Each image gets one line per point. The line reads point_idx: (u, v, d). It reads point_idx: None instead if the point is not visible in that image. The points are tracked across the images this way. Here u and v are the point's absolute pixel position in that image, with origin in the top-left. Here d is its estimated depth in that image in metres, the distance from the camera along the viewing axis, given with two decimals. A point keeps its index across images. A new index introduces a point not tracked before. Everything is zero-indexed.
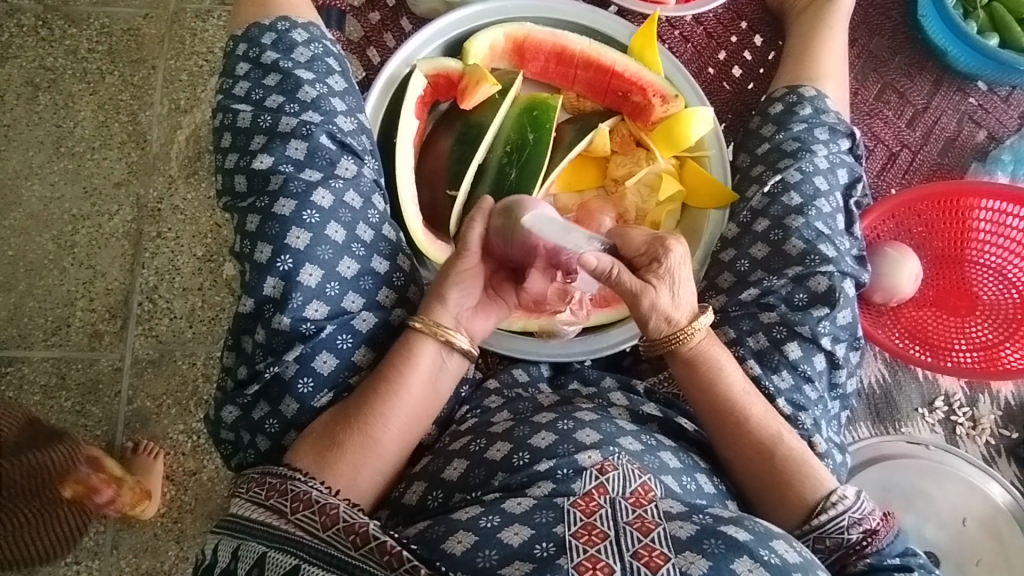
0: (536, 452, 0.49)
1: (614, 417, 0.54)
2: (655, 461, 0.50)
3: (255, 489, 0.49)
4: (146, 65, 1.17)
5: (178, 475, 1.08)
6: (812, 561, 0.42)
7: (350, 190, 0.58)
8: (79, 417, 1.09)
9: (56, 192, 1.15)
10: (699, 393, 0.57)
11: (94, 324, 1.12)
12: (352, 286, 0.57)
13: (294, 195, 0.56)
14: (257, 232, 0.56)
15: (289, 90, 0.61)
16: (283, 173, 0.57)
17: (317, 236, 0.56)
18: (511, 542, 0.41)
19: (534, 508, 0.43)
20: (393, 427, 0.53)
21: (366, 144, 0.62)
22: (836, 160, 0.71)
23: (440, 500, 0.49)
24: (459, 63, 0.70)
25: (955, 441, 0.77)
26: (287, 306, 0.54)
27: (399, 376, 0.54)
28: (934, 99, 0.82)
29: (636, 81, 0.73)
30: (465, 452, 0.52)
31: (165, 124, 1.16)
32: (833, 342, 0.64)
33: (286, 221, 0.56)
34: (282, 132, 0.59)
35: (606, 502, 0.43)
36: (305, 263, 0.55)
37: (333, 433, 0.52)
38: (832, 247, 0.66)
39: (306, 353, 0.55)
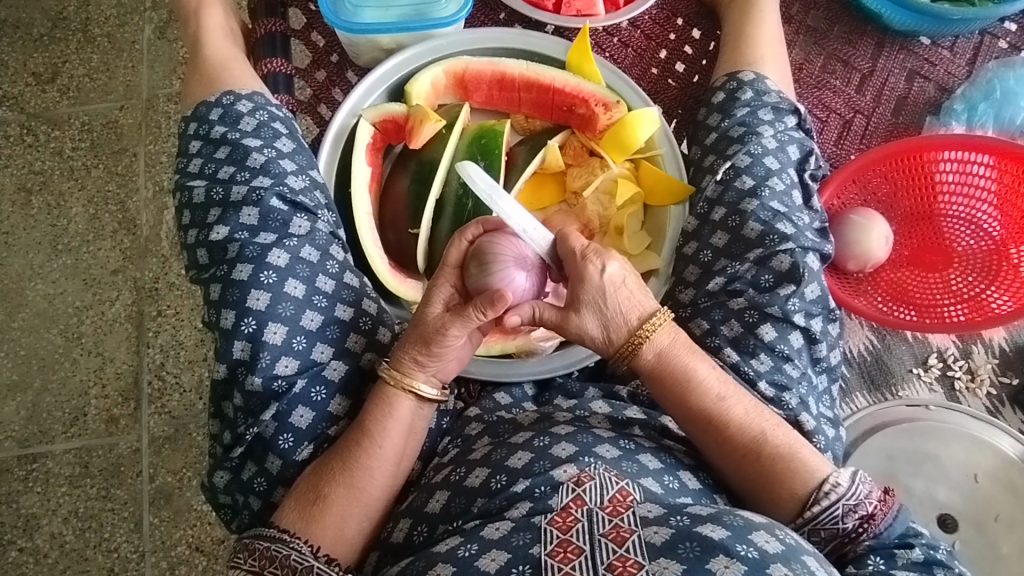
0: (512, 473, 0.51)
1: (591, 427, 0.57)
2: (633, 465, 0.53)
3: (243, 557, 0.51)
4: (128, 154, 1.22)
5: (207, 545, 1.11)
6: (794, 547, 0.44)
7: (305, 246, 0.60)
8: (106, 501, 1.13)
9: (58, 287, 1.19)
10: (673, 399, 0.57)
11: (108, 409, 1.15)
12: (319, 336, 0.58)
13: (250, 259, 0.59)
14: (220, 299, 0.58)
15: (239, 159, 0.63)
16: (239, 241, 0.60)
17: (277, 295, 0.58)
18: (488, 569, 0.43)
19: (512, 531, 0.45)
20: (376, 476, 0.54)
21: (320, 199, 0.65)
22: (785, 137, 0.71)
23: (424, 535, 0.51)
24: (403, 106, 0.73)
25: (956, 398, 0.76)
26: (257, 367, 0.56)
27: (376, 427, 0.55)
28: (879, 61, 0.83)
29: (577, 94, 0.74)
30: (446, 483, 0.54)
31: (153, 206, 1.21)
32: (807, 318, 0.64)
33: (246, 285, 0.58)
34: (235, 201, 0.61)
35: (582, 514, 0.45)
36: (269, 322, 0.57)
37: (317, 488, 0.54)
38: (790, 225, 0.66)
39: (282, 409, 0.56)
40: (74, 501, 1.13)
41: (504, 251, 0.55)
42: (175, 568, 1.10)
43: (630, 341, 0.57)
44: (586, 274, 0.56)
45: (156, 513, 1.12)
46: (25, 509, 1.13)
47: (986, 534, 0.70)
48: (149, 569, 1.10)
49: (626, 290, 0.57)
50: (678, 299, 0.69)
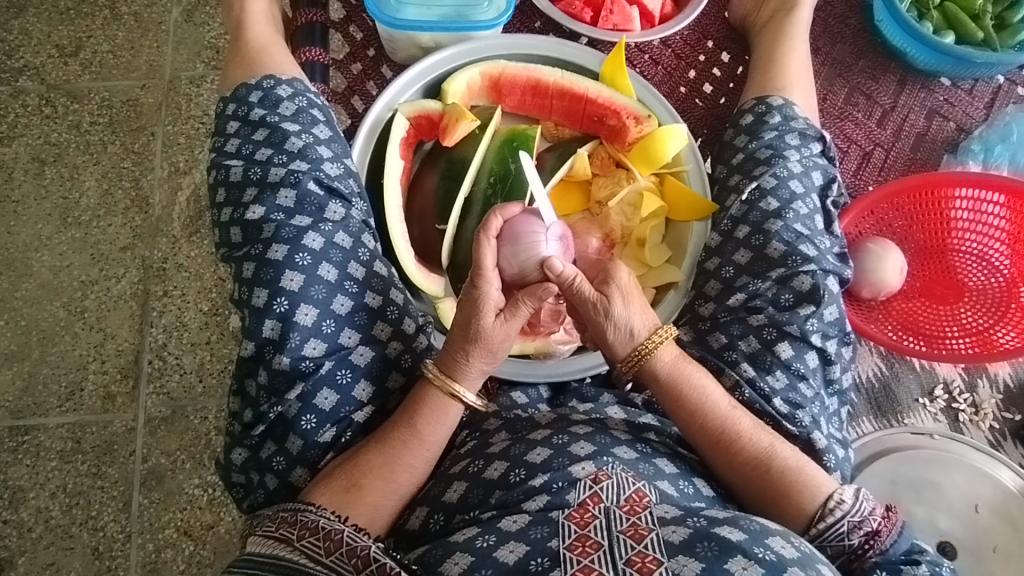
0: (532, 468, 0.52)
1: (609, 428, 0.58)
2: (650, 468, 0.54)
3: (269, 524, 0.52)
4: (146, 132, 1.23)
5: (196, 530, 1.10)
6: (809, 553, 0.45)
7: (339, 232, 0.61)
8: (96, 478, 1.12)
9: (65, 260, 1.19)
10: (683, 415, 0.58)
11: (106, 386, 1.15)
12: (347, 322, 0.59)
13: (286, 240, 0.59)
14: (253, 277, 0.59)
15: (277, 142, 0.64)
16: (275, 222, 0.60)
17: (310, 277, 0.59)
18: (507, 560, 0.44)
19: (530, 525, 0.46)
20: (414, 472, 0.56)
21: (354, 186, 0.65)
22: (810, 163, 0.74)
23: (440, 523, 0.53)
24: (439, 103, 0.74)
25: (959, 428, 0.77)
26: (286, 346, 0.57)
27: (422, 425, 0.57)
28: (900, 98, 0.85)
29: (609, 106, 0.76)
30: (465, 474, 0.55)
31: (167, 186, 1.21)
32: (823, 339, 0.66)
33: (280, 265, 0.59)
34: (272, 182, 0.62)
35: (600, 512, 0.46)
36: (301, 303, 0.58)
37: (353, 477, 0.55)
38: (812, 247, 0.69)
39: (307, 390, 0.57)
40: (63, 476, 1.12)
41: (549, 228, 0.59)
42: (161, 552, 1.09)
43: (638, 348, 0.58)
44: (610, 266, 0.58)
45: (146, 495, 1.12)
46: (12, 481, 1.12)
47: (983, 565, 0.71)
48: (134, 551, 1.09)
49: (636, 300, 0.58)
50: (697, 312, 0.70)
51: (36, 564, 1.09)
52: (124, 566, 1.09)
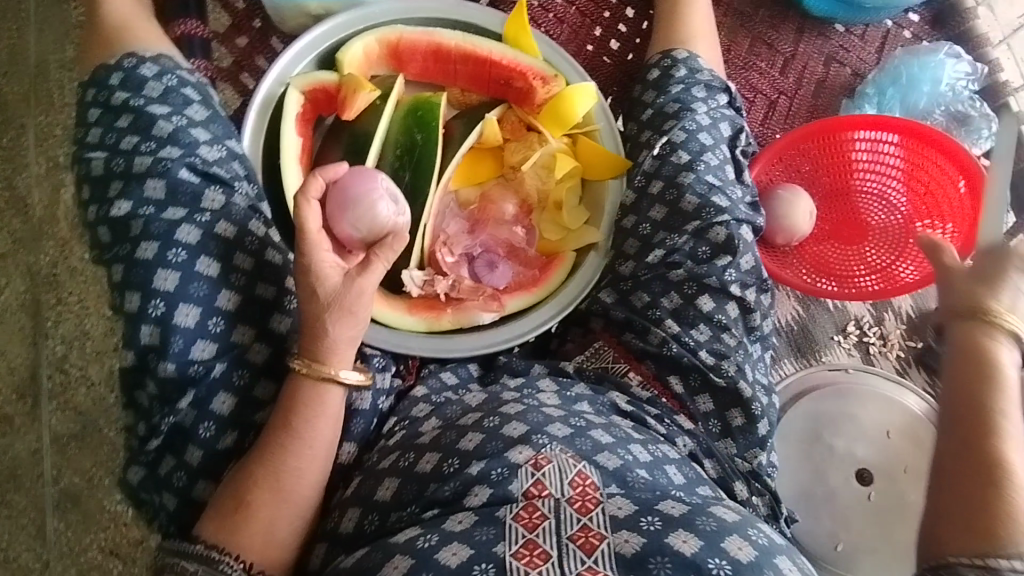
0: (465, 455, 0.52)
1: (541, 405, 0.58)
2: (587, 443, 0.54)
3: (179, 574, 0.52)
4: (13, 125, 1.12)
5: (123, 548, 1.04)
6: (767, 547, 0.47)
7: (219, 222, 0.59)
8: (2, 508, 1.04)
9: None
10: (967, 372, 0.54)
11: (1, 407, 1.07)
12: (237, 318, 0.59)
13: (156, 237, 0.57)
14: (124, 281, 0.57)
15: (143, 128, 0.60)
16: (143, 217, 0.58)
17: (187, 275, 0.57)
18: (449, 563, 0.45)
19: (475, 526, 0.47)
20: (307, 477, 0.56)
21: (238, 170, 0.63)
22: (716, 114, 0.75)
23: (376, 523, 0.53)
24: (334, 75, 0.69)
25: (871, 360, 0.81)
26: (170, 353, 0.56)
27: (305, 423, 0.56)
28: (800, 45, 0.87)
29: (514, 68, 0.74)
30: (395, 470, 0.55)
31: (46, 184, 1.12)
32: (742, 289, 0.67)
33: (151, 266, 0.56)
34: (137, 174, 0.58)
35: (549, 510, 0.47)
36: (179, 304, 0.56)
37: (241, 494, 0.55)
38: (724, 198, 0.70)
39: (200, 396, 0.57)
40: None
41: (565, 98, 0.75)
42: None
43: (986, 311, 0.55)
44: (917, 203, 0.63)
45: (61, 518, 1.04)
46: None
47: (899, 486, 0.74)
48: None
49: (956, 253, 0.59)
50: (617, 272, 0.70)
51: None
52: None
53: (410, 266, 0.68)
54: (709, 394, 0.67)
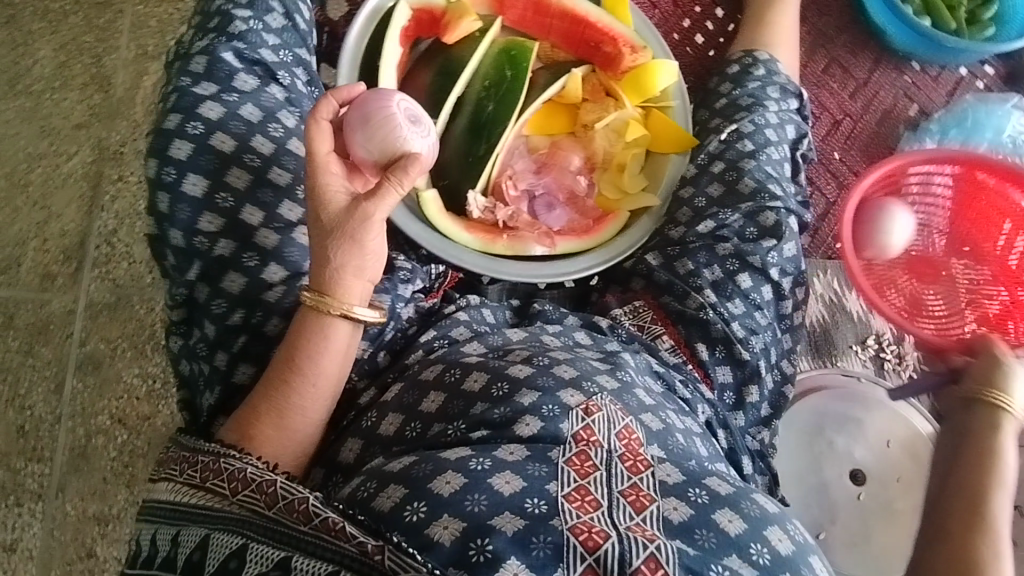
0: (515, 382, 0.56)
1: (587, 355, 0.62)
2: (633, 399, 0.58)
3: (189, 472, 0.52)
4: (113, 8, 1.18)
5: (132, 420, 1.08)
6: (803, 542, 0.49)
7: (246, 111, 0.67)
8: (27, 358, 1.08)
9: (11, 130, 1.14)
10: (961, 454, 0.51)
11: (46, 265, 1.10)
12: (243, 202, 0.65)
13: (182, 110, 0.65)
14: (151, 142, 0.66)
15: (222, 26, 0.69)
16: (179, 90, 0.66)
17: (200, 148, 0.64)
18: (502, 489, 0.47)
19: (527, 460, 0.49)
20: (308, 413, 0.58)
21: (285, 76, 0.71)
22: (785, 116, 0.78)
23: (417, 431, 0.56)
24: (443, 0, 0.74)
25: (883, 374, 0.84)
26: (176, 220, 0.64)
27: (307, 364, 0.57)
28: (874, 74, 0.90)
29: (607, 32, 0.78)
30: (441, 385, 0.58)
31: (131, 68, 1.17)
32: (780, 274, 0.71)
33: (171, 134, 0.65)
34: (192, 57, 0.67)
35: (600, 461, 0.50)
36: (188, 175, 0.64)
37: (246, 428, 0.57)
38: (779, 188, 0.74)
39: (206, 267, 0.64)
40: None
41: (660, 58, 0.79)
42: (92, 438, 1.07)
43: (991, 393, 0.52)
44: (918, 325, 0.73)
45: (81, 379, 1.08)
46: None
47: (887, 492, 0.77)
48: (64, 434, 1.06)
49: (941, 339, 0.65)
50: (667, 236, 0.74)
51: None
52: (51, 447, 1.06)
53: (476, 189, 0.73)
54: (729, 365, 0.69)
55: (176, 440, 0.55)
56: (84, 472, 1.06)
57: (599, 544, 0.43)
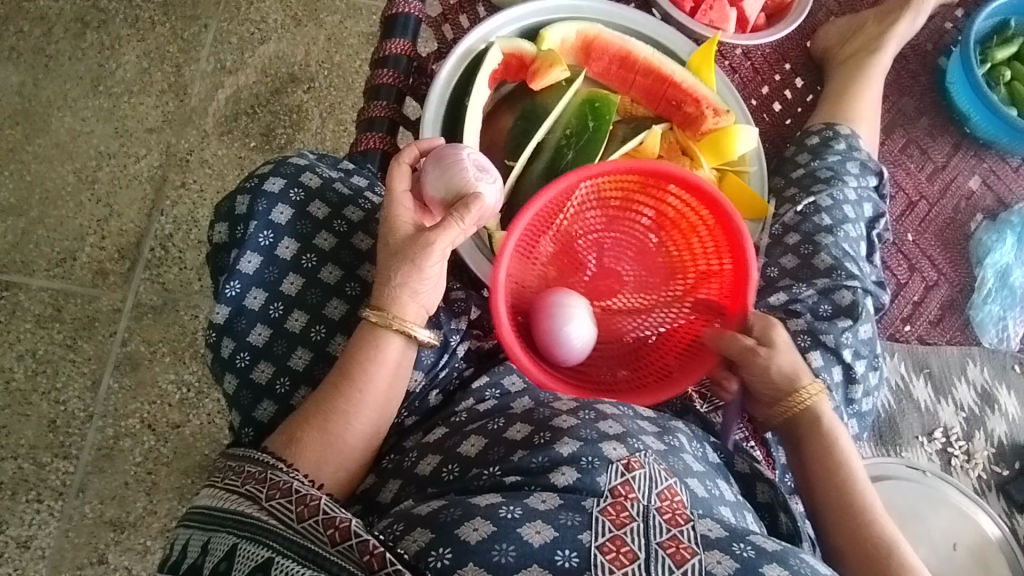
0: (557, 432, 0.52)
1: (636, 415, 0.57)
2: (679, 462, 0.53)
3: (231, 478, 0.49)
4: (199, 23, 1.22)
5: (161, 426, 1.07)
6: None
7: (315, 203, 0.62)
8: (69, 352, 1.08)
9: (86, 127, 1.16)
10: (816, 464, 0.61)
11: (101, 262, 1.11)
12: (296, 303, 0.60)
13: (255, 216, 0.60)
14: (221, 252, 0.62)
15: (331, 162, 0.68)
16: (251, 194, 0.62)
17: (268, 258, 0.60)
18: (532, 541, 0.42)
19: (560, 509, 0.44)
20: (356, 424, 0.56)
21: (361, 183, 0.67)
22: (863, 194, 0.77)
23: (456, 473, 0.52)
24: (534, 47, 0.75)
25: (949, 471, 0.81)
26: (233, 330, 0.59)
27: (363, 372, 0.56)
28: (953, 159, 0.87)
29: (690, 93, 0.78)
30: (483, 431, 0.55)
31: (208, 81, 1.21)
32: (853, 357, 0.69)
33: (242, 244, 0.60)
34: (266, 171, 0.63)
35: (637, 513, 0.45)
36: (251, 287, 0.60)
37: (293, 431, 0.55)
38: (856, 267, 0.72)
39: (275, 358, 0.60)
40: (35, 340, 1.08)
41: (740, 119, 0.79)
42: (119, 440, 1.06)
43: (799, 393, 0.63)
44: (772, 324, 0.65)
45: (118, 378, 1.08)
46: None
47: None
48: (92, 433, 1.05)
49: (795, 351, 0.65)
50: None
51: None
52: (78, 445, 1.05)
53: None
54: None
55: (226, 452, 0.53)
56: (106, 473, 1.04)
57: None
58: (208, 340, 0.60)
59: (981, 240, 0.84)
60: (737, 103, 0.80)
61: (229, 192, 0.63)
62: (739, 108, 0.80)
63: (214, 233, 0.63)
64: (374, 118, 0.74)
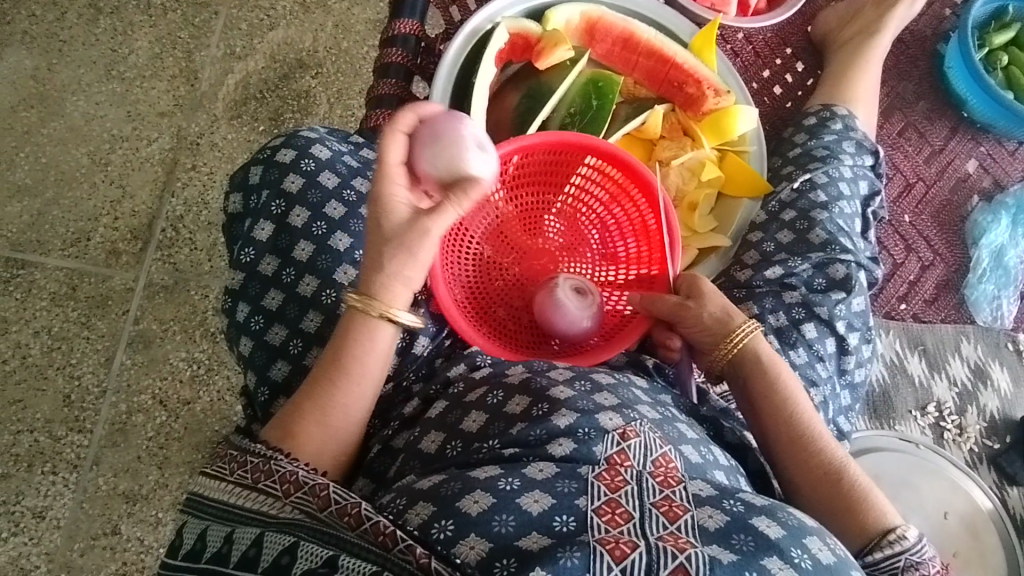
0: (555, 403, 0.51)
1: (631, 385, 0.58)
2: (674, 430, 0.53)
3: (239, 472, 0.49)
4: (209, 10, 1.25)
5: (172, 403, 1.10)
6: (845, 559, 0.44)
7: (324, 173, 0.65)
8: (83, 329, 1.11)
9: (99, 110, 1.19)
10: (769, 407, 0.62)
11: (114, 242, 1.14)
12: (306, 269, 0.62)
13: (268, 185, 0.65)
14: (237, 221, 0.66)
15: (341, 136, 0.70)
16: (264, 166, 0.66)
17: (279, 226, 0.64)
18: (531, 509, 0.42)
19: (557, 477, 0.44)
20: (352, 412, 0.56)
21: (368, 156, 0.69)
22: (858, 172, 0.79)
23: (459, 449, 0.52)
24: (539, 28, 0.76)
25: (942, 444, 0.84)
26: (247, 294, 0.63)
27: (353, 362, 0.56)
28: (950, 142, 0.89)
29: (692, 74, 0.79)
30: (482, 405, 0.55)
31: (218, 66, 1.23)
32: (846, 329, 0.71)
33: (257, 213, 0.64)
34: (278, 145, 0.67)
35: (631, 477, 0.45)
36: (265, 254, 0.63)
37: (288, 426, 0.54)
38: (850, 242, 0.74)
39: (288, 322, 0.62)
40: (50, 318, 1.10)
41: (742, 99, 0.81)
42: (132, 415, 1.08)
43: (736, 335, 0.64)
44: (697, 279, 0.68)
45: (130, 355, 1.11)
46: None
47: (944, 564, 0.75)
48: (106, 408, 1.08)
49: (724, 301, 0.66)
50: (733, 277, 0.74)
51: (5, 397, 1.07)
52: (92, 419, 1.07)
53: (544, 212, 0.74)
54: None
55: (228, 443, 0.53)
56: (120, 448, 1.07)
57: (628, 554, 0.39)
58: (225, 306, 0.64)
59: (977, 221, 0.86)
60: (738, 84, 0.81)
61: (244, 165, 0.67)
62: (741, 88, 0.81)
63: (229, 204, 0.67)
64: (382, 96, 0.76)
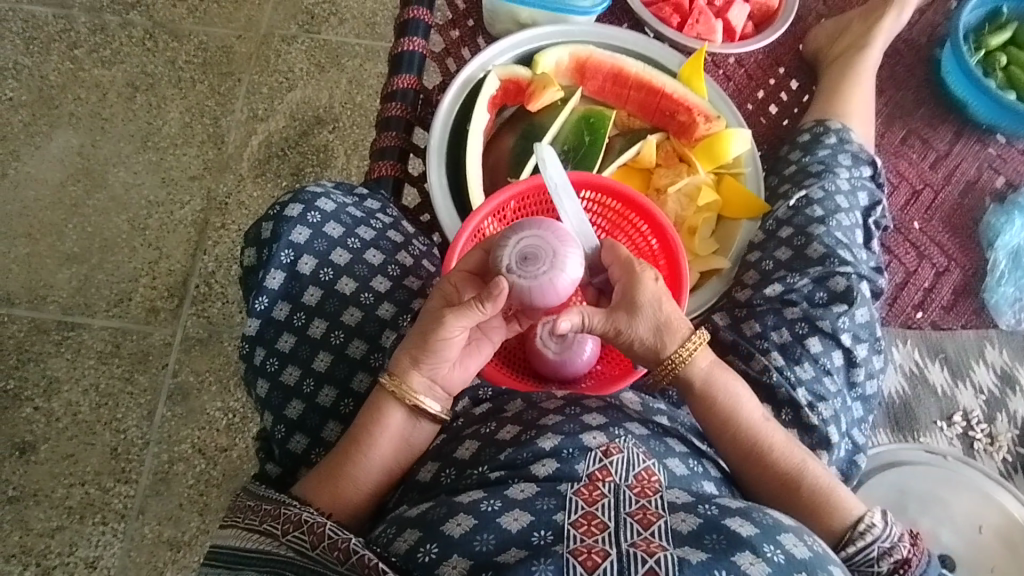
0: (542, 428, 0.54)
1: (622, 406, 0.60)
2: (660, 445, 0.56)
3: (251, 515, 0.51)
4: (233, 78, 1.33)
5: (210, 450, 1.15)
6: (822, 553, 0.44)
7: (328, 223, 0.69)
8: (127, 385, 1.17)
9: (137, 179, 1.28)
10: (718, 425, 0.60)
11: (153, 300, 1.21)
12: (315, 312, 0.67)
13: (277, 240, 0.67)
14: (250, 273, 0.69)
15: (346, 188, 0.74)
16: (274, 221, 0.68)
17: (290, 274, 0.67)
18: (510, 527, 0.44)
19: (536, 496, 0.46)
20: (366, 480, 0.58)
21: (372, 206, 0.73)
22: (857, 183, 0.79)
23: (452, 476, 0.54)
24: (529, 71, 0.80)
25: (973, 454, 0.83)
26: (263, 339, 0.66)
27: (371, 435, 0.59)
28: (955, 146, 0.88)
29: (682, 103, 0.81)
30: (476, 435, 0.57)
31: (243, 129, 1.31)
32: (852, 341, 0.70)
33: (267, 265, 0.67)
34: (286, 200, 0.70)
35: (609, 490, 0.46)
36: (277, 301, 0.66)
37: (307, 490, 0.58)
38: (850, 254, 0.74)
39: (301, 363, 0.65)
40: (97, 376, 1.17)
41: (733, 121, 0.82)
42: (173, 464, 1.14)
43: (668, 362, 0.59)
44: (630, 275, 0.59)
45: (171, 407, 1.16)
46: (51, 371, 1.17)
47: None
48: (149, 459, 1.14)
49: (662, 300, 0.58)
50: (734, 297, 0.75)
51: (57, 453, 1.14)
52: (137, 470, 1.13)
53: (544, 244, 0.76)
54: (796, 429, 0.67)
55: (244, 491, 0.54)
56: (163, 496, 1.12)
57: (599, 563, 0.40)
58: (242, 352, 0.67)
59: (989, 224, 0.84)
60: (729, 107, 0.83)
61: (255, 220, 0.70)
62: (732, 111, 0.83)
63: (244, 258, 0.70)
64: (385, 148, 0.80)
